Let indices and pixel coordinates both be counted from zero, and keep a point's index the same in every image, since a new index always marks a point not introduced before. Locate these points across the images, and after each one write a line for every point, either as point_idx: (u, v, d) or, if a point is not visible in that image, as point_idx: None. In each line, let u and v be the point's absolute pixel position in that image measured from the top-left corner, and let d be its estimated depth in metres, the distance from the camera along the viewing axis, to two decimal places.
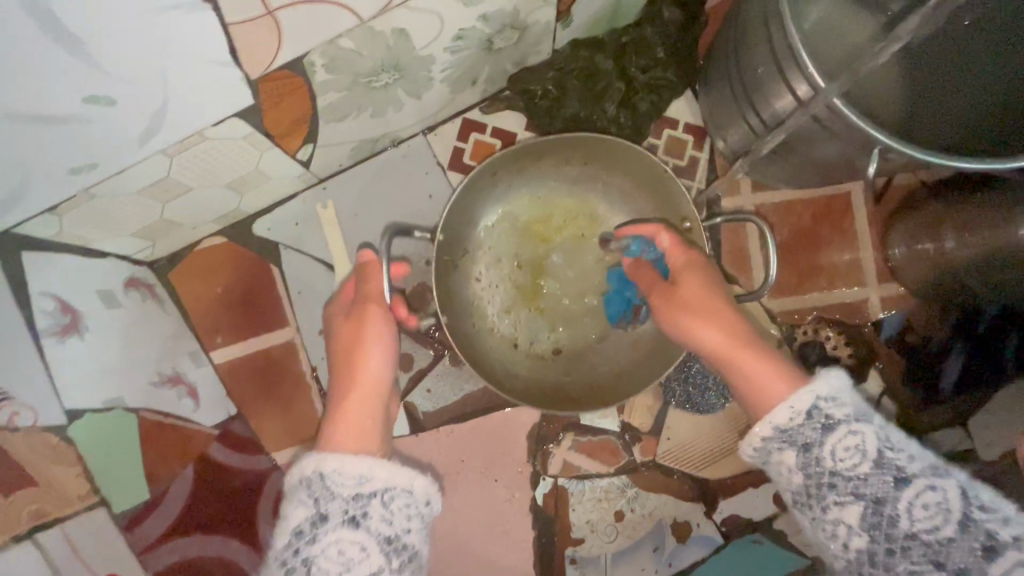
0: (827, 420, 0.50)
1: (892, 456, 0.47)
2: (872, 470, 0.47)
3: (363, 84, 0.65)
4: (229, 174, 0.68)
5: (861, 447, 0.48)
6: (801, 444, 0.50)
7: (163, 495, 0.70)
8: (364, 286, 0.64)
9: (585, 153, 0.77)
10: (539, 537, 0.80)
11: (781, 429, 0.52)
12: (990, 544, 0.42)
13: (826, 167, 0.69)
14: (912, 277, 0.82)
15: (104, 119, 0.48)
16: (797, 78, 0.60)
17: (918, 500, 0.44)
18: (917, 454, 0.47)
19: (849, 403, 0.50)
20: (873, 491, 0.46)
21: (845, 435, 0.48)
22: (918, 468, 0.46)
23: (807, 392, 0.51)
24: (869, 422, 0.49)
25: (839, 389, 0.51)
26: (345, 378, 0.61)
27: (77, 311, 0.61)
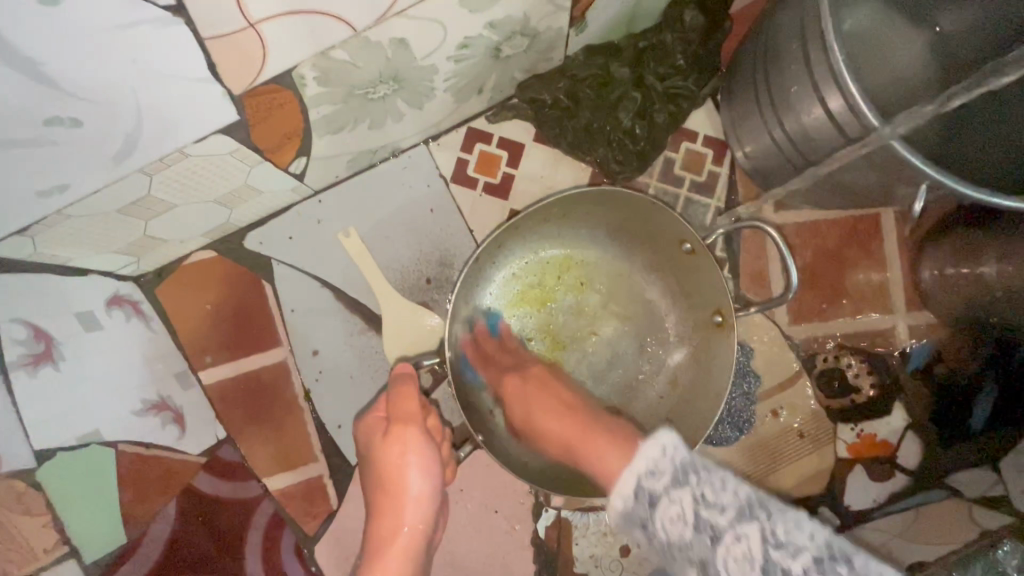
0: (651, 496, 0.45)
1: (708, 514, 0.42)
2: (693, 535, 0.42)
3: (359, 96, 0.60)
4: (217, 189, 0.63)
5: (683, 515, 0.43)
6: (640, 523, 0.46)
7: (141, 538, 0.67)
8: (401, 403, 0.61)
9: (563, 208, 0.73)
10: (540, 571, 0.77)
11: (621, 511, 0.47)
12: None
13: (859, 192, 0.64)
14: (943, 308, 0.76)
15: (69, 141, 0.44)
16: (830, 88, 0.53)
17: (730, 557, 0.40)
18: (730, 502, 0.42)
19: (669, 465, 0.45)
20: (697, 556, 0.42)
21: (667, 504, 0.44)
22: (729, 521, 0.41)
23: (631, 473, 0.46)
24: (686, 483, 0.43)
25: (655, 453, 0.45)
26: (385, 515, 0.57)
27: (53, 338, 0.58)
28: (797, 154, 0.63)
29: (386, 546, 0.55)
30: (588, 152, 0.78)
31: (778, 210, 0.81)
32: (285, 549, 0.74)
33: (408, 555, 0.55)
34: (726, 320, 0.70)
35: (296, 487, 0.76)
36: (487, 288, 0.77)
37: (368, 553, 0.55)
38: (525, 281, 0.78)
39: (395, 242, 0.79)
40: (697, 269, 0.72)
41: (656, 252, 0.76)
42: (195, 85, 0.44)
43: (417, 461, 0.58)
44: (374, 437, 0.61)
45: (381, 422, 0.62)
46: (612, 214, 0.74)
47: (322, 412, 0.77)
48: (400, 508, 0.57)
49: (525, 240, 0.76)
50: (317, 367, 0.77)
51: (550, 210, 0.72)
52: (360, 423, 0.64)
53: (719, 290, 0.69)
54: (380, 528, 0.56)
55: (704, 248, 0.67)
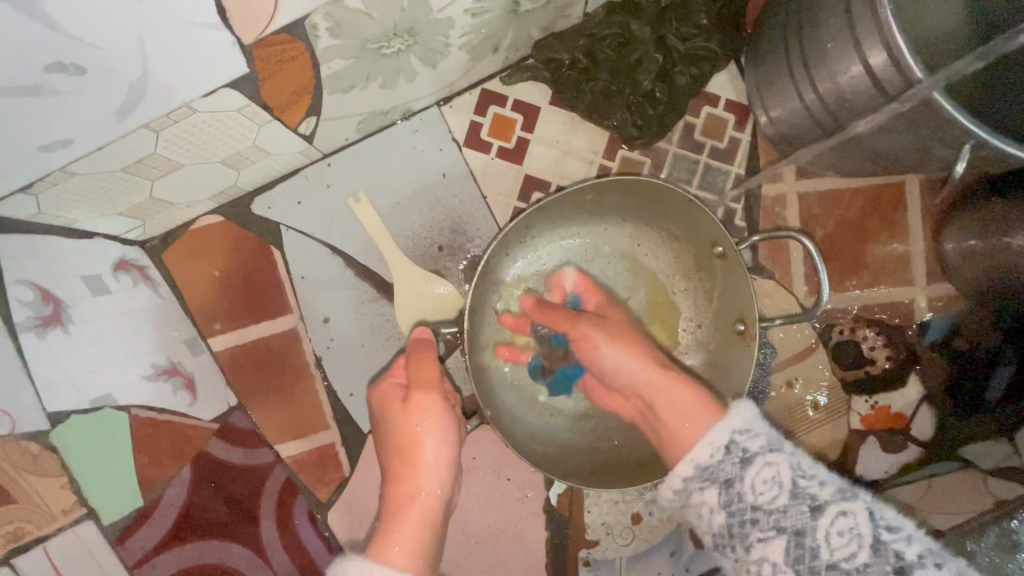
0: (744, 454, 0.52)
1: (805, 485, 0.49)
2: (789, 502, 0.49)
3: (372, 51, 0.57)
4: (225, 149, 0.61)
5: (779, 478, 0.50)
6: (724, 479, 0.52)
7: (157, 502, 0.67)
8: (422, 369, 0.59)
9: (595, 195, 0.72)
10: (551, 537, 0.77)
11: (702, 467, 0.54)
12: (901, 566, 0.45)
13: (890, 158, 0.62)
14: (964, 279, 0.75)
15: (74, 90, 0.42)
16: (872, 42, 0.51)
17: (835, 530, 0.47)
18: (827, 478, 0.50)
19: (763, 431, 0.53)
20: (794, 523, 0.48)
21: (762, 468, 0.51)
22: (828, 492, 0.49)
23: (723, 428, 0.54)
24: (781, 449, 0.51)
25: (749, 418, 0.54)
26: (401, 482, 0.56)
27: (60, 300, 0.56)
28: (826, 115, 0.61)
29: (405, 510, 0.54)
30: (606, 117, 0.75)
31: (800, 177, 0.79)
32: (298, 516, 0.74)
33: (427, 521, 0.54)
34: (748, 329, 0.68)
35: (307, 455, 0.75)
36: (511, 272, 0.77)
37: (385, 516, 0.54)
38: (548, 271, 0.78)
39: (406, 207, 0.77)
40: (724, 273, 0.71)
41: (685, 252, 0.76)
42: (204, 33, 0.41)
43: (434, 427, 0.57)
44: (392, 403, 0.59)
45: (398, 386, 0.61)
46: (647, 206, 0.73)
47: (333, 379, 0.76)
48: (418, 475, 0.56)
49: (550, 224, 0.75)
50: (328, 335, 0.76)
51: (584, 198, 0.72)
52: (373, 388, 0.63)
53: (744, 297, 0.68)
54: (397, 493, 0.55)
55: (734, 253, 0.67)
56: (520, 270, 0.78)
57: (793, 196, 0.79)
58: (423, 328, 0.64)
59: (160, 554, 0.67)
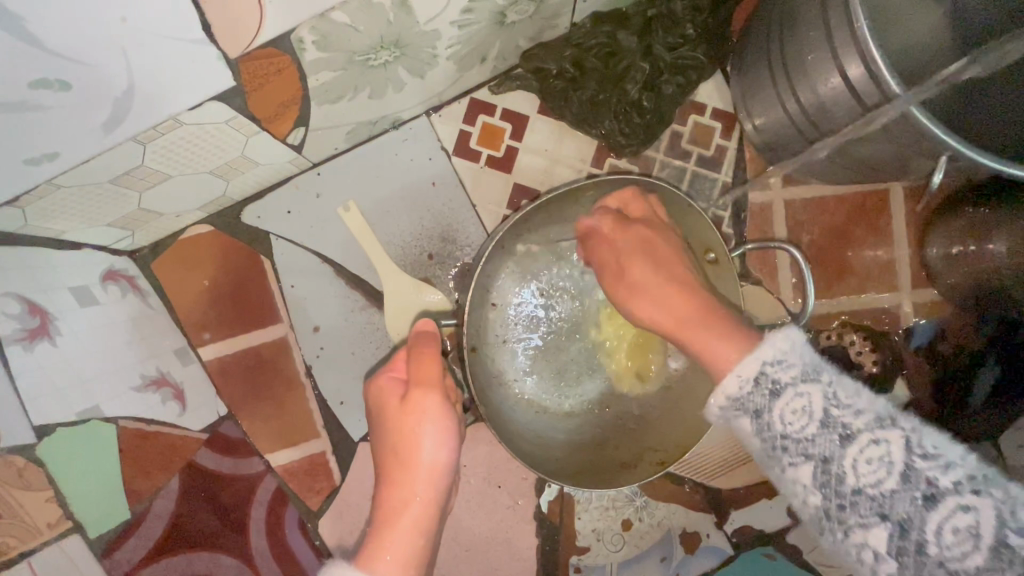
0: (773, 386, 0.44)
1: (838, 414, 0.41)
2: (818, 431, 0.41)
3: (359, 63, 0.58)
4: (212, 160, 0.61)
5: (810, 408, 0.41)
6: (754, 411, 0.44)
7: (146, 513, 0.67)
8: (422, 366, 0.59)
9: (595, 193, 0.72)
10: (542, 543, 0.77)
11: (732, 398, 0.46)
12: (932, 494, 0.36)
13: (873, 167, 0.63)
14: (948, 284, 0.76)
15: (59, 105, 0.42)
16: (849, 55, 0.52)
17: (863, 459, 0.39)
18: (865, 407, 0.40)
19: (798, 358, 0.44)
20: (821, 451, 0.41)
21: (792, 399, 0.42)
22: (864, 423, 0.40)
23: (751, 360, 0.45)
24: (817, 378, 0.42)
25: (785, 345, 0.44)
26: (397, 485, 0.54)
27: (48, 311, 0.56)
28: (809, 125, 0.62)
29: (400, 514, 0.53)
30: (594, 126, 0.76)
31: (787, 185, 0.80)
32: (289, 526, 0.74)
33: (422, 529, 0.53)
34: None
35: (298, 463, 0.75)
36: (505, 273, 0.75)
37: (379, 519, 0.53)
38: (542, 268, 0.76)
39: (396, 216, 0.77)
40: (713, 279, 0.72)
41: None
42: (189, 49, 0.42)
43: (434, 429, 0.56)
44: (391, 401, 0.58)
45: (397, 383, 0.60)
46: None
47: (324, 388, 0.76)
48: (415, 479, 0.55)
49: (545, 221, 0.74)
50: (319, 344, 0.76)
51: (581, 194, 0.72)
52: (371, 382, 0.62)
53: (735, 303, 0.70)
54: (393, 497, 0.54)
55: (728, 257, 0.68)
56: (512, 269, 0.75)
57: (780, 204, 0.80)
58: (429, 322, 0.64)
59: (148, 565, 0.66)
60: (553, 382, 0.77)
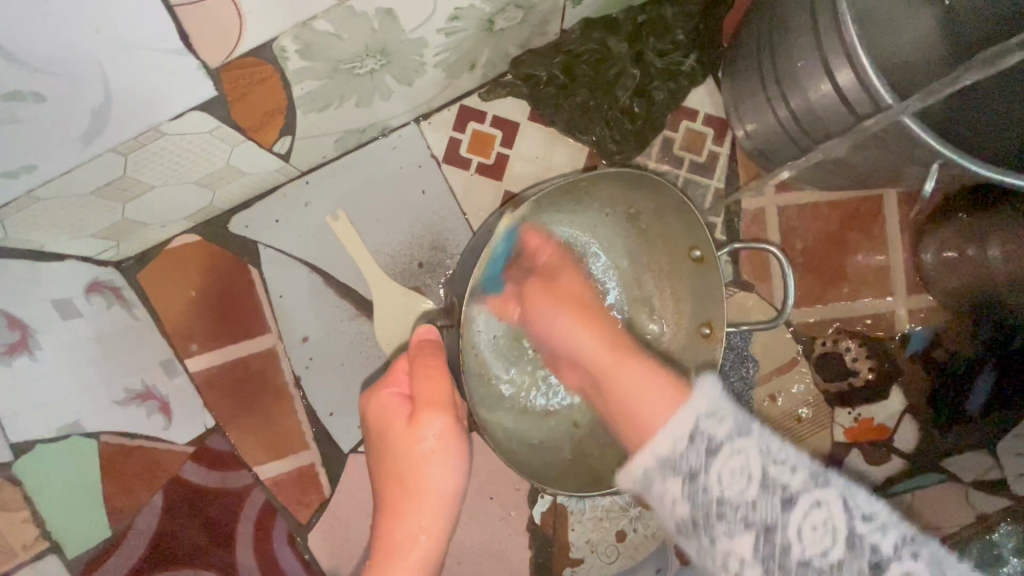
0: (710, 443, 0.52)
1: (773, 474, 0.51)
2: (757, 492, 0.50)
3: (345, 71, 0.57)
4: (198, 170, 0.60)
5: (743, 466, 0.51)
6: (687, 471, 0.52)
7: (127, 532, 0.66)
8: (431, 386, 0.56)
9: (592, 187, 0.69)
10: (536, 556, 0.76)
11: (665, 458, 0.54)
12: (791, 497, 0.50)
13: (864, 174, 0.62)
14: (944, 289, 0.75)
15: (34, 118, 0.41)
16: (838, 60, 0.52)
17: (727, 470, 0.51)
18: (796, 463, 0.51)
19: (725, 416, 0.53)
20: (761, 517, 0.50)
21: (727, 457, 0.52)
22: (797, 480, 0.50)
23: (689, 413, 0.54)
24: (746, 436, 0.52)
25: (714, 402, 0.54)
26: (403, 517, 0.55)
27: (27, 326, 0.56)
28: (801, 132, 0.61)
29: (404, 547, 0.54)
30: (585, 133, 0.76)
31: (779, 191, 0.79)
32: (277, 538, 0.73)
33: (428, 559, 0.54)
34: (714, 332, 0.69)
35: (286, 476, 0.74)
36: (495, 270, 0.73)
37: (381, 547, 0.54)
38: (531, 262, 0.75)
39: (386, 224, 0.76)
40: (694, 276, 0.71)
41: (658, 251, 0.74)
42: (166, 59, 0.41)
43: (442, 458, 0.56)
44: (395, 421, 0.57)
45: (402, 401, 0.58)
46: (635, 197, 0.70)
47: (313, 399, 0.75)
48: (423, 507, 0.55)
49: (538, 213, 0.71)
50: (307, 354, 0.75)
51: (577, 187, 0.68)
52: (371, 398, 0.59)
53: (716, 301, 0.69)
54: (396, 529, 0.54)
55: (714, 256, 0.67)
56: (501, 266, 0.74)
57: (773, 209, 0.79)
58: (433, 330, 0.61)
59: None
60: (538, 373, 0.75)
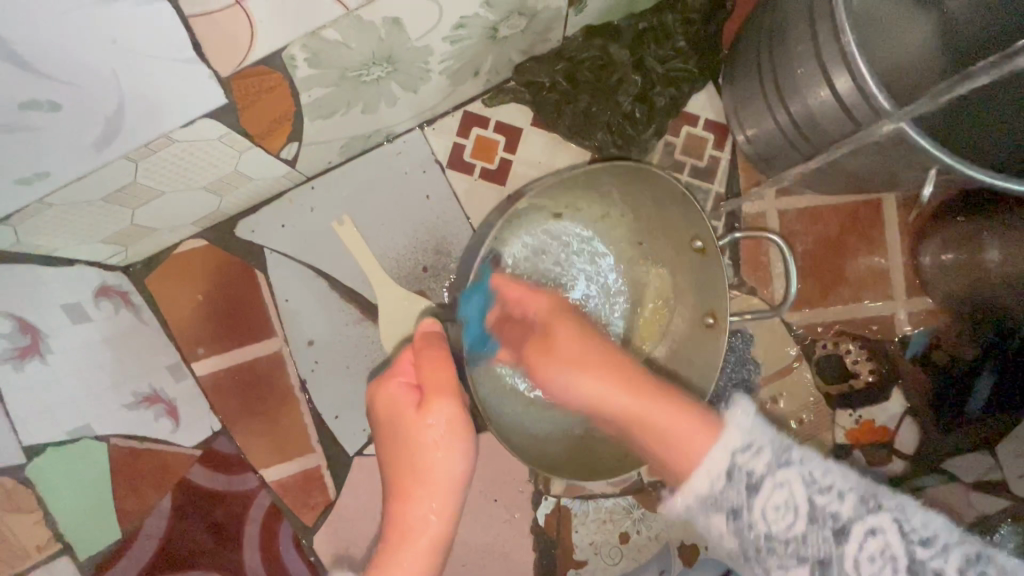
0: (750, 479, 0.49)
1: (823, 504, 0.47)
2: (808, 527, 0.47)
3: (351, 79, 0.58)
4: (206, 176, 0.61)
5: (791, 500, 0.48)
6: (728, 507, 0.49)
7: (136, 533, 0.66)
8: (436, 372, 0.56)
9: (589, 181, 0.70)
10: (540, 558, 0.77)
11: (705, 496, 0.51)
12: (843, 527, 0.46)
13: (863, 179, 0.63)
14: (944, 292, 0.75)
15: (49, 126, 0.42)
16: (837, 68, 0.53)
17: (773, 506, 0.48)
18: (846, 489, 0.47)
19: (762, 446, 0.49)
20: (814, 554, 0.46)
21: (772, 492, 0.48)
22: (849, 506, 0.46)
23: (721, 452, 0.51)
24: (789, 463, 0.48)
25: (748, 434, 0.50)
26: (411, 502, 0.54)
27: (38, 330, 0.56)
28: (801, 137, 0.62)
29: (415, 533, 0.53)
30: (587, 138, 0.77)
31: (780, 195, 0.80)
32: (283, 541, 0.74)
33: (439, 542, 0.54)
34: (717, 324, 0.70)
35: (292, 479, 0.75)
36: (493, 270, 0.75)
37: (392, 534, 0.53)
38: (528, 261, 0.76)
39: (390, 229, 0.77)
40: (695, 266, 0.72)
41: (658, 242, 0.75)
42: (180, 67, 0.42)
43: (449, 445, 0.55)
44: (403, 409, 0.56)
45: (409, 389, 0.57)
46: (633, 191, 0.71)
47: (318, 402, 0.76)
48: (433, 492, 0.54)
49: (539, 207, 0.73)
50: (313, 357, 0.76)
51: (575, 181, 0.70)
52: (377, 388, 0.59)
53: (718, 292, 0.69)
54: (407, 514, 0.54)
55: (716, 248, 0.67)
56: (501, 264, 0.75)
57: (773, 213, 0.80)
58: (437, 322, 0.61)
59: None
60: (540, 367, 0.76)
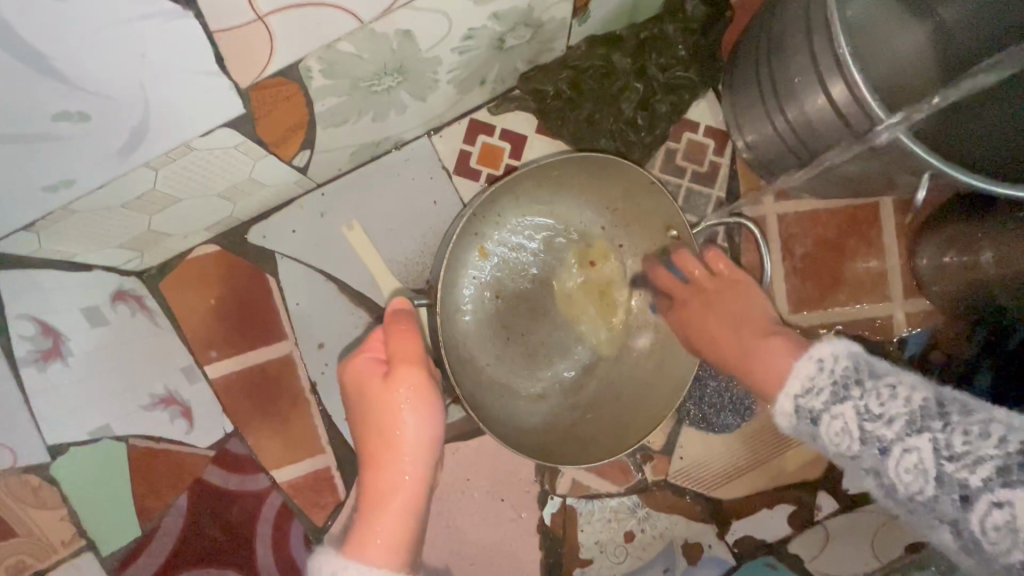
0: (812, 413, 0.49)
1: (871, 428, 0.45)
2: (861, 448, 0.45)
3: (363, 89, 0.60)
4: (222, 182, 0.63)
5: (847, 428, 0.46)
6: (811, 437, 0.50)
7: (155, 530, 0.68)
8: (401, 343, 0.58)
9: (562, 171, 0.74)
10: (546, 557, 0.78)
11: (794, 420, 0.51)
12: (885, 446, 0.44)
13: (859, 183, 0.65)
14: (939, 293, 0.78)
15: (77, 136, 0.44)
16: (832, 75, 0.54)
17: (831, 432, 0.47)
18: (895, 412, 0.44)
19: (828, 376, 0.48)
20: (870, 466, 0.45)
21: (830, 421, 0.47)
22: (894, 431, 0.43)
23: (785, 397, 0.51)
24: (846, 397, 0.46)
25: (812, 366, 0.50)
26: (383, 468, 0.55)
27: (60, 332, 0.58)
28: (798, 141, 0.64)
29: (388, 497, 0.54)
30: (591, 145, 0.78)
31: (779, 199, 0.82)
32: (293, 541, 0.75)
33: (408, 508, 0.54)
34: None
35: (302, 479, 0.76)
36: (473, 259, 0.77)
37: (367, 501, 0.54)
38: (507, 249, 0.78)
39: (398, 234, 0.79)
40: (674, 256, 0.75)
41: (639, 235, 0.78)
42: (202, 79, 0.44)
43: (415, 410, 0.56)
44: (370, 380, 0.57)
45: (377, 362, 0.59)
46: (605, 181, 0.75)
47: (328, 404, 0.77)
48: (401, 460, 0.55)
49: (518, 199, 0.76)
50: (323, 360, 0.78)
51: (549, 172, 0.74)
52: (347, 363, 0.60)
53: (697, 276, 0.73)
54: (379, 480, 0.54)
55: (689, 235, 0.72)
56: (481, 253, 0.77)
57: (773, 217, 0.82)
58: (405, 300, 0.63)
59: None
60: (527, 360, 0.78)
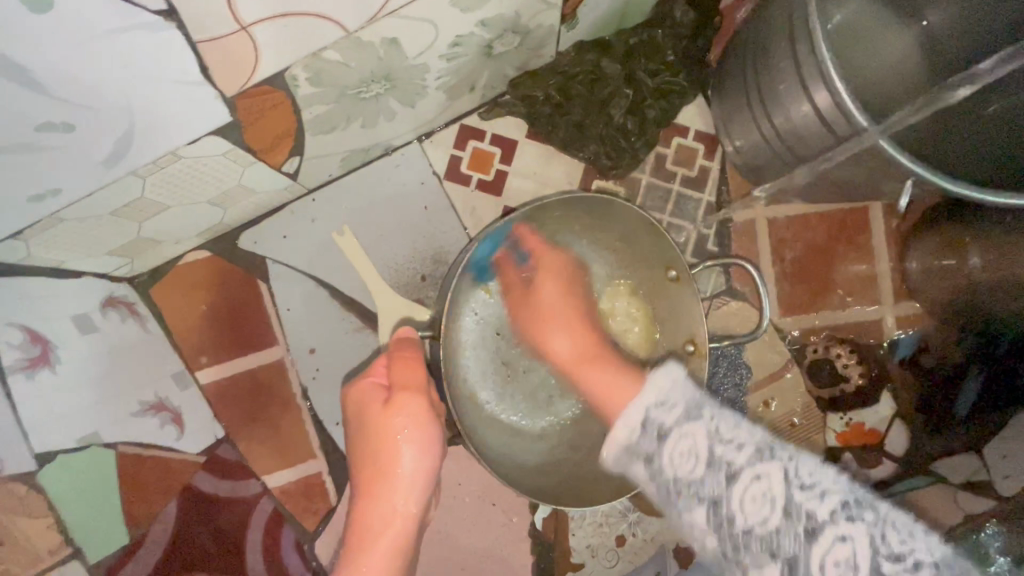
0: (659, 429, 0.47)
1: (721, 452, 0.43)
2: (706, 471, 0.43)
3: (351, 96, 0.60)
4: (212, 189, 0.63)
5: (694, 450, 0.45)
6: (643, 458, 0.48)
7: (144, 539, 0.67)
8: (406, 371, 0.59)
9: (562, 213, 0.74)
10: (537, 561, 0.78)
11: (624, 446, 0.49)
12: (732, 472, 0.43)
13: (846, 187, 0.66)
14: (930, 296, 0.78)
15: (63, 145, 0.44)
16: (816, 83, 0.55)
17: (677, 452, 0.45)
18: (746, 439, 0.44)
19: (679, 399, 0.47)
20: (711, 494, 0.43)
21: (679, 440, 0.46)
22: (744, 456, 0.43)
23: (638, 406, 0.49)
24: (698, 417, 0.46)
25: (664, 385, 0.49)
26: (377, 499, 0.55)
27: (48, 339, 0.58)
28: (784, 147, 0.64)
29: (378, 530, 0.54)
30: (580, 149, 0.79)
31: (769, 204, 0.82)
32: (285, 547, 0.75)
33: (401, 548, 0.54)
34: (698, 348, 0.71)
35: (294, 484, 0.77)
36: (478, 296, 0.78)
37: (357, 532, 0.54)
38: None
39: (389, 239, 0.79)
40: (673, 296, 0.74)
41: (641, 270, 0.78)
42: (187, 89, 0.44)
43: (413, 438, 0.56)
44: (371, 406, 0.58)
45: (379, 388, 0.59)
46: (605, 223, 0.75)
47: (319, 410, 0.78)
48: (394, 495, 0.55)
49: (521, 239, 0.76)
50: (314, 365, 0.78)
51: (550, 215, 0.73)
52: (351, 386, 0.61)
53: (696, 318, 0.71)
54: (371, 511, 0.54)
55: (689, 277, 0.70)
56: (486, 291, 0.78)
57: (763, 221, 0.82)
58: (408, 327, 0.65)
59: None
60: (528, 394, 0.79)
